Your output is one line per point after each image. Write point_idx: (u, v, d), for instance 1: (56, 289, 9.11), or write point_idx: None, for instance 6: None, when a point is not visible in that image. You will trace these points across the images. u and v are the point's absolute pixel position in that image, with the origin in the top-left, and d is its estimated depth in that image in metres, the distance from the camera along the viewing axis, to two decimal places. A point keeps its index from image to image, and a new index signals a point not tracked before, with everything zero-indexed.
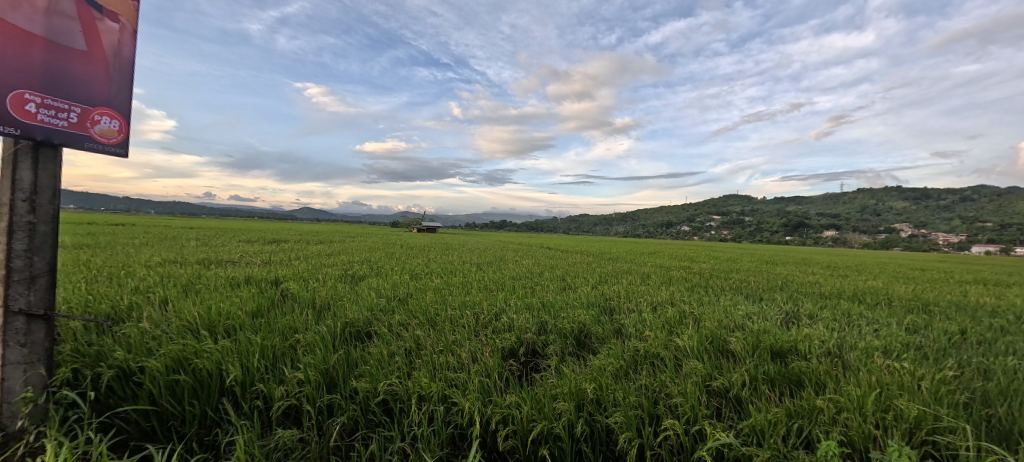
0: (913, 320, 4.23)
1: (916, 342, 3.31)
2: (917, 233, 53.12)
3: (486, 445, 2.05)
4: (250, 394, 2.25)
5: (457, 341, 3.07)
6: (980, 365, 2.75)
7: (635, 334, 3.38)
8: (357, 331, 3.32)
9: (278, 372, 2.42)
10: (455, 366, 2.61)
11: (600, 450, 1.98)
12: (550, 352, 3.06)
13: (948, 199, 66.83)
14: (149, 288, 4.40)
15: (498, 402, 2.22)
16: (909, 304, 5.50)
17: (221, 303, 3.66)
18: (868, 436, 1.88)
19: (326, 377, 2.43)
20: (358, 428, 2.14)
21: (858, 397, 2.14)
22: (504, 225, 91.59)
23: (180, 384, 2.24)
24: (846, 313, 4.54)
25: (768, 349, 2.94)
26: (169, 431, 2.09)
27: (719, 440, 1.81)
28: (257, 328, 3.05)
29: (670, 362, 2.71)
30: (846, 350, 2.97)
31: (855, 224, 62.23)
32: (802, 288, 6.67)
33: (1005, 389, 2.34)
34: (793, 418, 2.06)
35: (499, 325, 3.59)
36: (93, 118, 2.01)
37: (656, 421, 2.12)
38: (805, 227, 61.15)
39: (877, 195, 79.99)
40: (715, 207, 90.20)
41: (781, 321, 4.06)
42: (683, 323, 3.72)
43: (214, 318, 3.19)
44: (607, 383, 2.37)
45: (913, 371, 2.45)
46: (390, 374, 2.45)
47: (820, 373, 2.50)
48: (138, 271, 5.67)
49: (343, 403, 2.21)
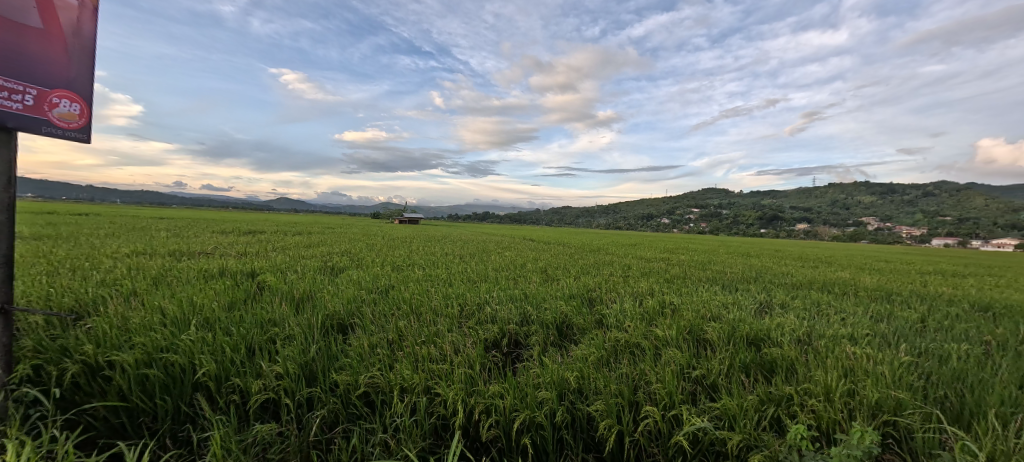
0: (877, 309, 4.46)
1: (880, 329, 3.49)
2: (882, 227, 55.37)
3: (468, 435, 2.06)
4: (226, 388, 2.19)
5: (439, 332, 3.08)
6: (939, 350, 2.92)
7: (615, 324, 3.46)
8: (338, 323, 3.28)
9: (255, 365, 2.37)
10: (437, 357, 2.60)
11: (581, 437, 2.03)
12: (532, 342, 3.09)
13: (911, 193, 70.19)
14: (117, 281, 4.20)
15: (480, 392, 2.24)
16: (872, 293, 5.79)
17: (194, 295, 3.54)
18: (833, 420, 1.96)
19: (305, 370, 2.39)
20: (338, 422, 2.11)
21: (827, 382, 2.23)
22: (487, 217, 91.53)
23: (150, 379, 2.16)
24: (816, 302, 4.74)
25: (744, 338, 3.04)
26: (140, 428, 2.02)
27: (694, 425, 1.87)
28: (234, 320, 2.98)
29: (650, 351, 2.77)
30: (816, 338, 3.11)
31: (826, 217, 64.68)
32: (775, 279, 6.95)
33: (958, 373, 2.49)
34: (764, 404, 2.14)
35: (482, 315, 3.61)
36: (52, 101, 1.89)
37: (635, 407, 2.18)
38: (778, 220, 63.32)
39: (847, 190, 83.19)
40: (694, 200, 92.24)
41: (755, 310, 4.21)
42: (662, 313, 3.82)
43: (187, 310, 3.08)
44: (589, 371, 2.42)
45: (877, 357, 2.58)
46: (370, 366, 2.43)
47: (791, 359, 2.61)
48: (102, 264, 5.37)
49: (323, 396, 2.19)
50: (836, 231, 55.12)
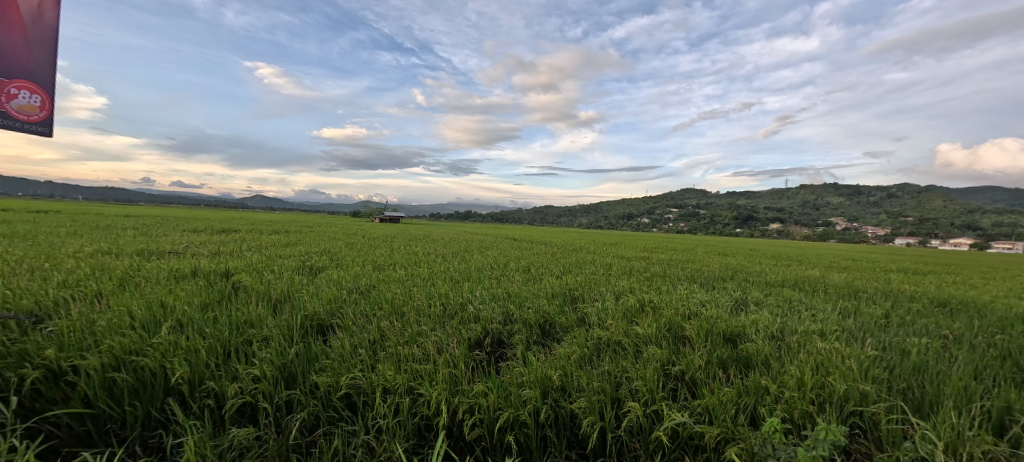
0: (845, 305, 4.66)
1: (847, 325, 3.65)
2: (849, 227, 57.79)
3: (452, 435, 2.05)
4: (200, 392, 2.12)
5: (422, 331, 3.05)
6: (901, 345, 3.07)
7: (597, 322, 3.50)
8: (318, 323, 3.21)
9: (231, 368, 2.30)
10: (420, 357, 2.58)
11: (564, 434, 2.05)
12: (515, 341, 3.11)
13: (876, 195, 73.52)
14: (80, 282, 4.00)
15: (464, 391, 2.24)
16: (841, 291, 6.06)
17: (165, 296, 3.41)
18: (805, 412, 2.04)
19: (283, 372, 2.34)
20: (319, 424, 2.07)
21: (799, 376, 2.32)
22: (469, 216, 91.14)
23: (118, 384, 2.07)
24: (788, 299, 4.92)
25: (720, 334, 3.13)
26: (108, 435, 1.93)
27: (674, 420, 1.92)
28: (208, 322, 2.88)
29: (632, 348, 2.83)
30: (788, 333, 3.23)
31: (797, 217, 67.10)
32: (750, 277, 7.18)
33: (918, 365, 2.63)
34: (740, 397, 2.21)
35: (465, 315, 3.60)
36: (12, 94, 2.76)
37: (617, 404, 2.22)
38: (752, 220, 65.31)
39: (818, 191, 86.48)
40: (673, 200, 94.12)
41: (732, 308, 4.34)
42: (642, 310, 3.90)
43: (158, 312, 2.96)
44: (572, 369, 2.45)
45: (845, 351, 2.70)
46: (352, 367, 2.39)
47: (766, 355, 2.70)
48: (64, 264, 5.10)
49: (302, 399, 2.14)
50: (807, 231, 57.30)
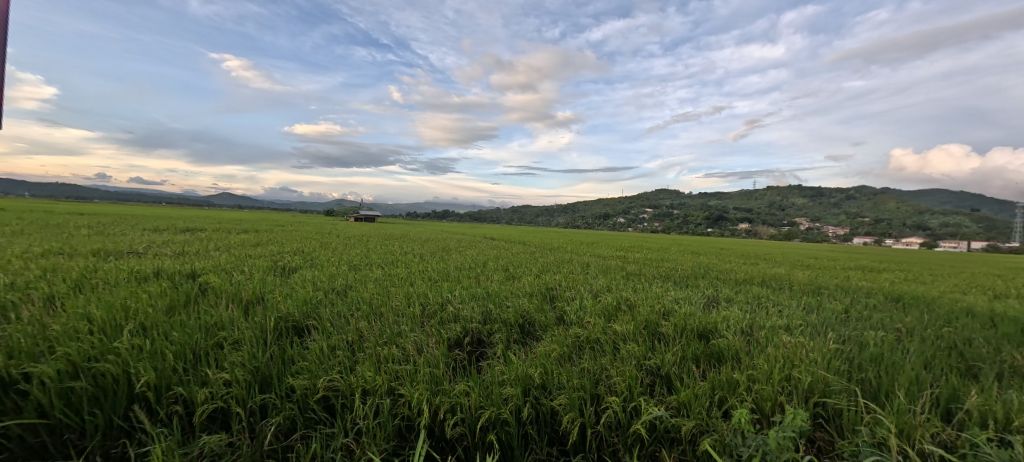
0: (809, 301, 4.91)
1: (811, 319, 3.84)
2: (812, 227, 60.69)
3: (433, 435, 2.04)
4: (167, 398, 2.03)
5: (401, 332, 3.02)
6: (859, 338, 3.27)
7: (575, 320, 3.55)
8: (293, 325, 3.12)
9: (200, 372, 2.21)
10: (400, 358, 2.55)
11: (545, 431, 2.07)
12: (496, 340, 3.11)
13: (836, 196, 77.46)
14: (30, 284, 3.74)
15: (445, 391, 2.23)
16: (804, 287, 6.37)
17: (126, 299, 3.23)
18: (773, 402, 2.15)
19: (257, 375, 2.26)
20: (295, 428, 2.01)
21: (767, 369, 2.43)
22: (447, 215, 90.45)
23: (76, 392, 1.95)
24: (756, 296, 5.13)
25: (694, 330, 3.24)
26: (65, 446, 1.82)
27: (651, 414, 1.98)
28: (174, 324, 2.75)
29: (610, 346, 2.89)
30: (757, 329, 3.37)
31: (765, 217, 69.93)
32: (720, 275, 7.45)
33: (875, 357, 2.80)
34: (714, 390, 2.29)
35: (445, 315, 3.58)
36: None
37: (596, 400, 2.26)
38: (723, 220, 67.63)
39: (784, 193, 90.29)
40: (647, 200, 96.30)
41: (704, 305, 4.49)
42: (619, 308, 3.99)
43: (118, 316, 2.81)
44: (552, 367, 2.48)
45: (809, 344, 2.84)
46: (329, 369, 2.34)
47: (737, 349, 2.81)
48: (10, 265, 4.75)
49: (278, 403, 2.08)
50: (774, 231, 59.65)
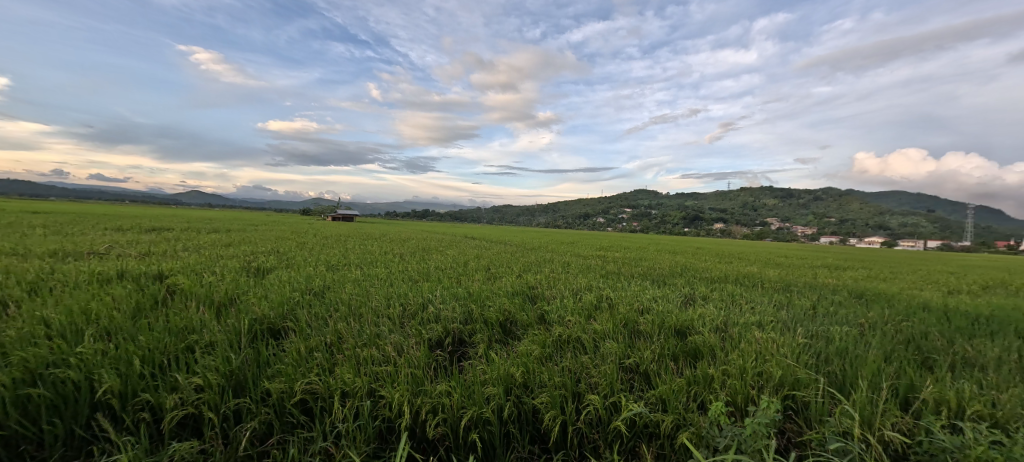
0: (779, 298, 5.10)
1: (781, 316, 4.00)
2: (782, 227, 63.03)
3: (415, 436, 2.02)
4: (134, 405, 1.94)
5: (381, 333, 2.98)
6: (826, 332, 3.42)
7: (556, 319, 3.59)
8: (269, 327, 3.04)
9: (170, 378, 2.13)
10: (380, 359, 2.52)
11: (527, 429, 2.09)
12: (477, 339, 3.11)
13: (804, 198, 80.65)
14: None
15: (427, 392, 2.22)
16: (775, 284, 6.63)
17: (87, 302, 3.08)
18: (746, 395, 2.23)
19: (231, 380, 2.19)
20: (272, 433, 1.96)
21: (740, 364, 2.52)
22: (428, 215, 89.61)
23: (34, 401, 1.85)
24: (730, 294, 5.30)
25: (671, 327, 3.32)
26: (21, 458, 1.72)
27: (631, 411, 2.02)
28: (140, 328, 2.64)
29: (590, 344, 2.93)
30: (731, 325, 3.48)
31: (738, 217, 72.18)
32: (697, 273, 7.66)
33: (840, 350, 2.94)
34: (690, 385, 2.36)
35: (425, 315, 3.55)
36: None
37: (578, 397, 2.29)
38: (699, 221, 69.47)
39: (756, 193, 93.39)
40: (627, 200, 97.89)
41: (681, 302, 4.61)
42: (599, 307, 4.05)
43: (79, 320, 2.67)
44: (534, 366, 2.50)
45: (779, 340, 2.96)
46: (307, 372, 2.29)
47: (712, 345, 2.90)
48: None
49: (253, 407, 2.02)
50: (746, 231, 61.66)
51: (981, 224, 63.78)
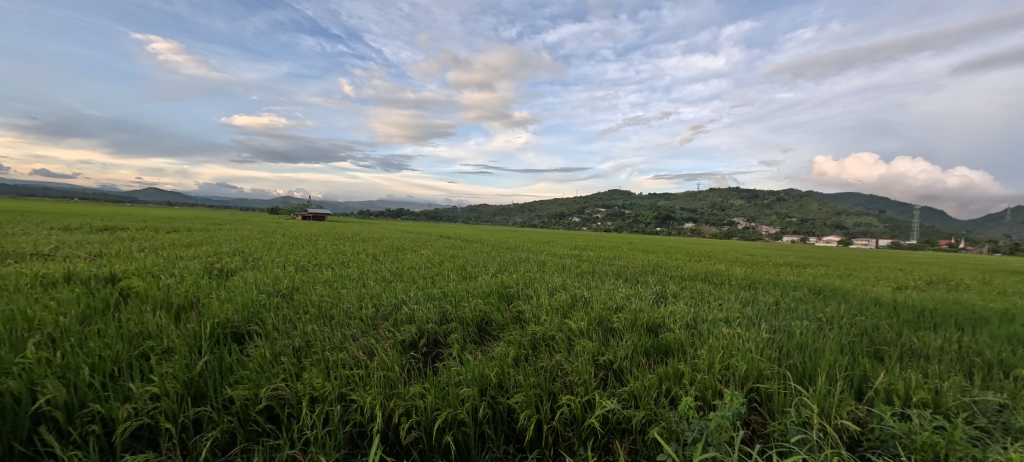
0: (746, 295, 5.30)
1: (747, 312, 4.16)
2: (748, 227, 65.70)
3: (388, 440, 1.98)
4: (81, 417, 1.81)
5: (353, 335, 2.90)
6: (787, 327, 3.58)
7: (531, 318, 3.61)
8: (232, 331, 2.90)
9: (122, 387, 2.00)
10: (350, 362, 2.45)
11: (502, 429, 2.08)
12: (452, 340, 3.08)
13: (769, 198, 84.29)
14: None
15: (400, 394, 2.18)
16: (742, 282, 6.90)
17: (28, 307, 2.85)
18: (713, 389, 2.31)
19: (190, 387, 2.08)
20: (235, 442, 1.88)
21: (708, 359, 2.60)
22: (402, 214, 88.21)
23: None
24: (700, 291, 5.48)
25: (643, 325, 3.40)
26: None
27: (605, 407, 2.05)
28: (89, 334, 2.47)
29: (565, 342, 2.95)
30: (699, 322, 3.60)
31: (707, 217, 74.73)
32: (668, 272, 7.86)
33: (800, 344, 3.08)
34: (661, 381, 2.42)
35: (399, 316, 3.48)
36: None
37: (553, 396, 2.30)
38: (670, 220, 71.47)
39: (724, 194, 96.88)
40: (601, 200, 99.50)
41: (653, 300, 4.72)
42: (574, 305, 4.09)
43: (18, 326, 2.47)
44: (509, 365, 2.49)
45: (745, 335, 3.08)
46: (273, 377, 2.20)
47: (682, 342, 2.98)
48: None
49: (214, 416, 1.92)
50: (715, 230, 63.91)
51: (926, 224, 68.57)
